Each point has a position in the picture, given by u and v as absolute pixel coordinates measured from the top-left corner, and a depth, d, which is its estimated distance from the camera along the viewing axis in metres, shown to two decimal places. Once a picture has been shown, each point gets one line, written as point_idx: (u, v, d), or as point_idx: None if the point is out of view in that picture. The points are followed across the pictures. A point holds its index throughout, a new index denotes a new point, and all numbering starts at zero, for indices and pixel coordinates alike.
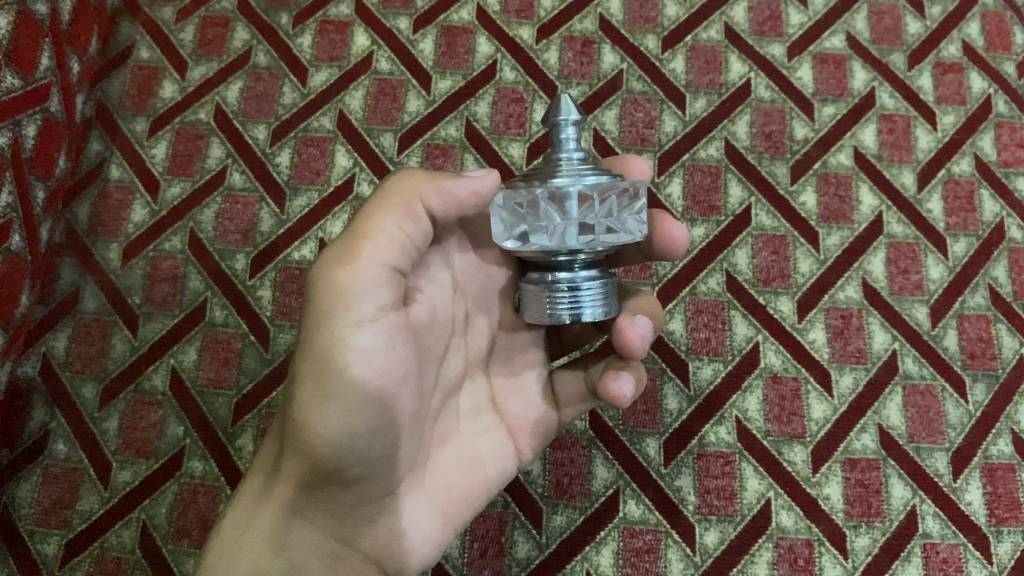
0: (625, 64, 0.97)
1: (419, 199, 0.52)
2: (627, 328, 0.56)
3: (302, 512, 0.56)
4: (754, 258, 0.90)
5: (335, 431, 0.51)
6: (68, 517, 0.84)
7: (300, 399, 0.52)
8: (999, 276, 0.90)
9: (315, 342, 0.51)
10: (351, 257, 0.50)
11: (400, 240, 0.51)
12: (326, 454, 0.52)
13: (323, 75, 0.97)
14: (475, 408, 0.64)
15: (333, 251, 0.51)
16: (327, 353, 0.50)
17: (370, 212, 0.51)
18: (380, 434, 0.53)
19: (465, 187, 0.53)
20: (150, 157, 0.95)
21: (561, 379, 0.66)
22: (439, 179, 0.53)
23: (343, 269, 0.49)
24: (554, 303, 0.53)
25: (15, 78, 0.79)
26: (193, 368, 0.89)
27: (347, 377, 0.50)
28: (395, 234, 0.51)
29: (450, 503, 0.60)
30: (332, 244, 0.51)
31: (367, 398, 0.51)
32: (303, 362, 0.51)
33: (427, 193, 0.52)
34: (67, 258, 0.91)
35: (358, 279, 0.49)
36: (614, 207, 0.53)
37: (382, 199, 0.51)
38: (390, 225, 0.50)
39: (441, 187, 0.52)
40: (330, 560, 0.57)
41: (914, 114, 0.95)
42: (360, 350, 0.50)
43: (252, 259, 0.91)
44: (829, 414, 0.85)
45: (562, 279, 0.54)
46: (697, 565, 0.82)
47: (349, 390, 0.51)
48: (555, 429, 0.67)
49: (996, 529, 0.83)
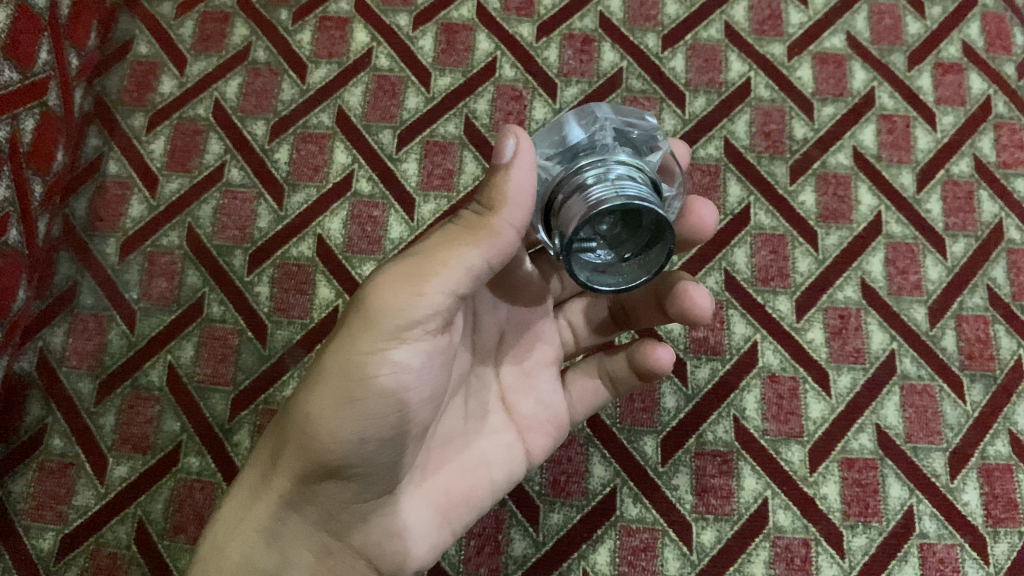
0: (625, 62, 0.96)
1: (508, 225, 0.50)
2: (693, 290, 0.60)
3: (298, 507, 0.56)
4: (753, 256, 0.89)
5: (352, 436, 0.52)
6: (64, 513, 0.84)
7: (321, 400, 0.51)
8: (997, 277, 0.90)
9: (349, 347, 0.51)
10: (410, 276, 0.50)
11: (479, 271, 0.50)
12: (337, 456, 0.52)
13: (323, 72, 0.97)
14: (484, 408, 0.63)
15: (398, 265, 0.51)
16: (359, 361, 0.50)
17: (455, 239, 0.50)
18: (393, 440, 0.53)
19: (529, 179, 0.49)
20: (148, 152, 0.95)
21: (578, 377, 0.68)
22: (509, 180, 0.49)
23: (398, 286, 0.49)
24: (596, 193, 0.46)
25: (13, 72, 0.79)
26: (191, 364, 0.88)
27: (374, 384, 0.51)
28: (475, 266, 0.50)
29: (449, 504, 0.60)
30: (395, 260, 0.51)
31: (387, 405, 0.52)
32: (329, 363, 0.51)
33: (510, 213, 0.50)
34: (65, 254, 0.91)
35: (411, 298, 0.49)
36: (639, 135, 0.55)
37: (462, 230, 0.50)
38: (472, 256, 0.49)
39: (526, 200, 0.50)
40: (320, 554, 0.57)
41: (914, 114, 0.95)
42: (395, 362, 0.51)
43: (250, 256, 0.91)
44: (827, 413, 0.85)
45: (595, 176, 0.47)
46: (694, 563, 0.81)
47: (373, 398, 0.51)
48: (562, 431, 0.66)
49: (993, 530, 0.83)
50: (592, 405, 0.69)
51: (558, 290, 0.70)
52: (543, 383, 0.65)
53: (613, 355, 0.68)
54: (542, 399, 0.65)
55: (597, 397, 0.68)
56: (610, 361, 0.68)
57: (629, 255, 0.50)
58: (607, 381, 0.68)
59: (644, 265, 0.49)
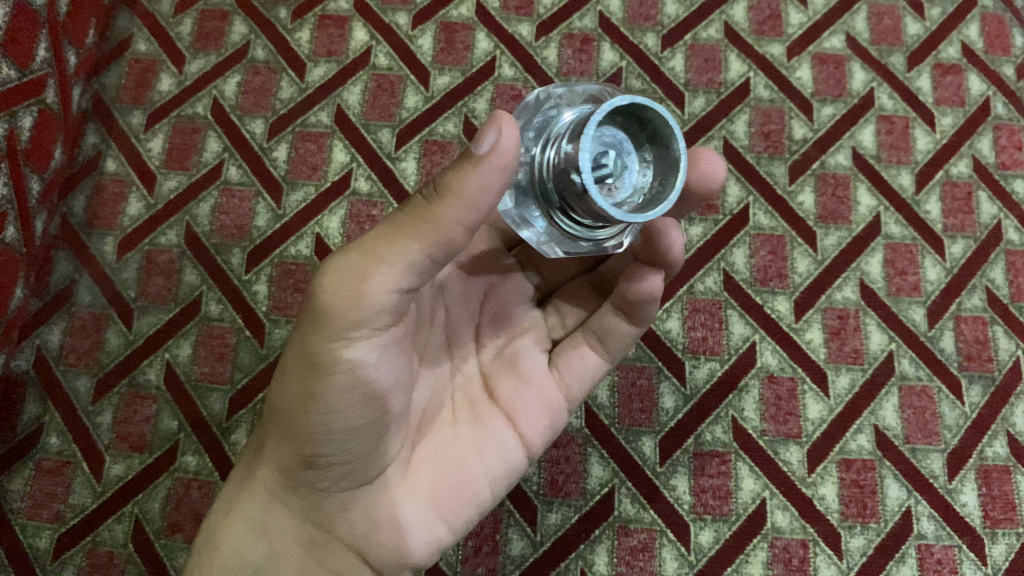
0: (624, 62, 0.96)
1: (456, 220, 0.46)
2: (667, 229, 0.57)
3: (283, 498, 0.57)
4: (752, 257, 0.89)
5: (316, 428, 0.51)
6: (60, 512, 0.84)
7: (286, 395, 0.52)
8: (996, 278, 0.90)
9: (304, 345, 0.50)
10: (358, 272, 0.47)
11: (425, 267, 0.48)
12: (306, 447, 0.52)
13: (322, 70, 0.97)
14: (470, 399, 0.62)
15: (345, 257, 0.48)
16: (313, 358, 0.49)
17: (401, 230, 0.47)
18: (361, 432, 0.53)
19: (495, 178, 0.45)
20: (147, 150, 0.95)
21: (563, 351, 0.65)
22: (470, 178, 0.45)
23: (348, 283, 0.47)
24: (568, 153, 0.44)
25: (11, 69, 0.79)
26: (188, 362, 0.88)
27: (332, 381, 0.50)
28: (419, 262, 0.48)
29: (439, 496, 0.59)
30: (347, 252, 0.49)
31: (351, 399, 0.51)
32: (290, 361, 0.51)
33: (459, 211, 0.46)
34: (62, 251, 0.91)
35: (359, 298, 0.47)
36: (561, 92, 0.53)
37: (410, 222, 0.47)
38: (416, 252, 0.47)
39: (479, 201, 0.46)
40: (309, 546, 0.57)
41: (913, 115, 0.95)
42: (351, 359, 0.49)
43: (248, 254, 0.91)
44: (826, 414, 0.85)
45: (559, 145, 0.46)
46: (691, 564, 0.81)
47: (333, 393, 0.50)
48: (556, 412, 0.63)
49: (990, 531, 0.83)
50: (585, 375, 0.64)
51: (542, 284, 0.70)
52: (527, 365, 0.64)
53: (597, 314, 0.65)
54: (530, 380, 0.63)
55: (593, 364, 0.65)
56: (594, 322, 0.65)
57: (648, 178, 0.46)
58: (594, 343, 0.64)
59: (665, 179, 0.45)
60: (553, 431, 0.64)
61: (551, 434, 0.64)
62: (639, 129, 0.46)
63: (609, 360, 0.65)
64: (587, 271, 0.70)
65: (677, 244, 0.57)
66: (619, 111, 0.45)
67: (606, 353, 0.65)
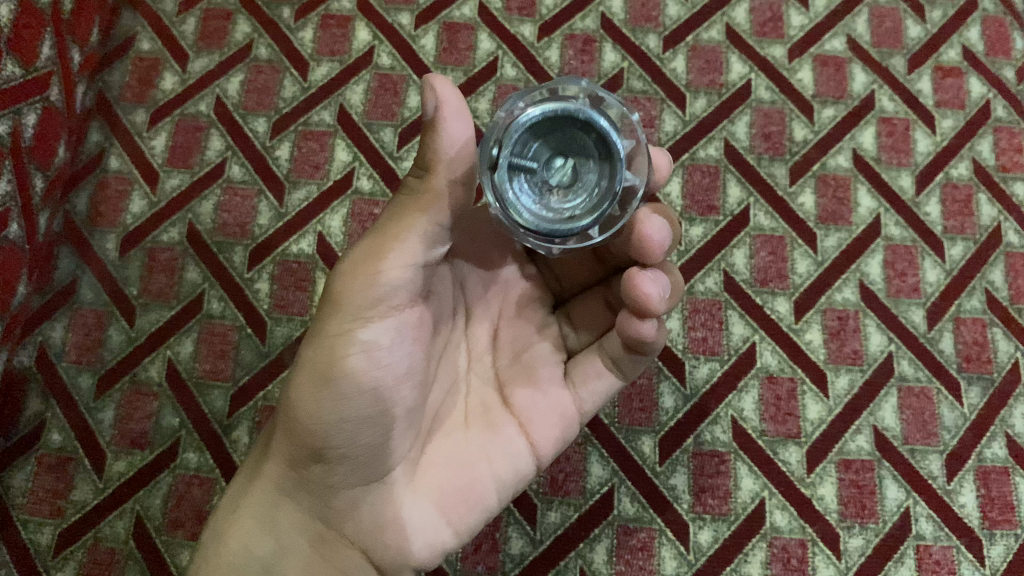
0: (625, 63, 0.97)
1: (450, 184, 0.50)
2: (642, 283, 0.54)
3: (292, 493, 0.57)
4: (752, 257, 0.90)
5: (327, 415, 0.53)
6: (62, 507, 0.84)
7: (301, 382, 0.54)
8: (996, 280, 0.90)
9: (323, 331, 0.53)
10: (374, 258, 0.51)
11: (435, 235, 0.52)
12: (317, 436, 0.54)
13: (324, 69, 0.97)
14: (483, 404, 0.61)
15: (359, 249, 0.52)
16: (330, 341, 0.53)
17: (404, 209, 0.51)
18: (373, 421, 0.54)
19: (464, 130, 0.49)
20: (150, 148, 0.95)
21: (580, 365, 0.63)
22: (443, 141, 0.48)
23: (365, 270, 0.51)
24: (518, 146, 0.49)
25: (16, 67, 0.79)
26: (190, 360, 0.89)
27: (345, 365, 0.53)
28: (430, 232, 0.51)
29: (445, 499, 0.58)
30: (359, 244, 0.53)
31: (362, 387, 0.53)
32: (309, 350, 0.54)
33: (449, 172, 0.50)
34: (65, 248, 0.91)
35: (375, 283, 0.51)
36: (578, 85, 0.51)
37: (410, 199, 0.51)
38: (425, 223, 0.51)
39: (462, 157, 0.49)
40: (316, 543, 0.57)
41: (913, 117, 0.96)
42: (363, 342, 0.52)
43: (250, 252, 0.91)
44: (825, 414, 0.86)
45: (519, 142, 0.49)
46: (690, 563, 0.82)
47: (346, 380, 0.53)
48: (571, 423, 0.62)
49: (989, 532, 0.83)
50: (598, 392, 0.63)
51: (556, 289, 0.68)
52: (545, 373, 0.62)
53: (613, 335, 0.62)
54: (546, 389, 0.61)
55: (607, 384, 0.63)
56: (608, 343, 0.62)
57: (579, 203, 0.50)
58: (610, 364, 0.62)
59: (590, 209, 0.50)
60: (565, 443, 0.62)
61: (563, 445, 0.62)
62: (601, 159, 0.50)
63: (623, 379, 0.63)
64: (602, 280, 0.67)
65: (653, 300, 0.54)
66: (591, 130, 0.50)
67: (622, 372, 0.62)
